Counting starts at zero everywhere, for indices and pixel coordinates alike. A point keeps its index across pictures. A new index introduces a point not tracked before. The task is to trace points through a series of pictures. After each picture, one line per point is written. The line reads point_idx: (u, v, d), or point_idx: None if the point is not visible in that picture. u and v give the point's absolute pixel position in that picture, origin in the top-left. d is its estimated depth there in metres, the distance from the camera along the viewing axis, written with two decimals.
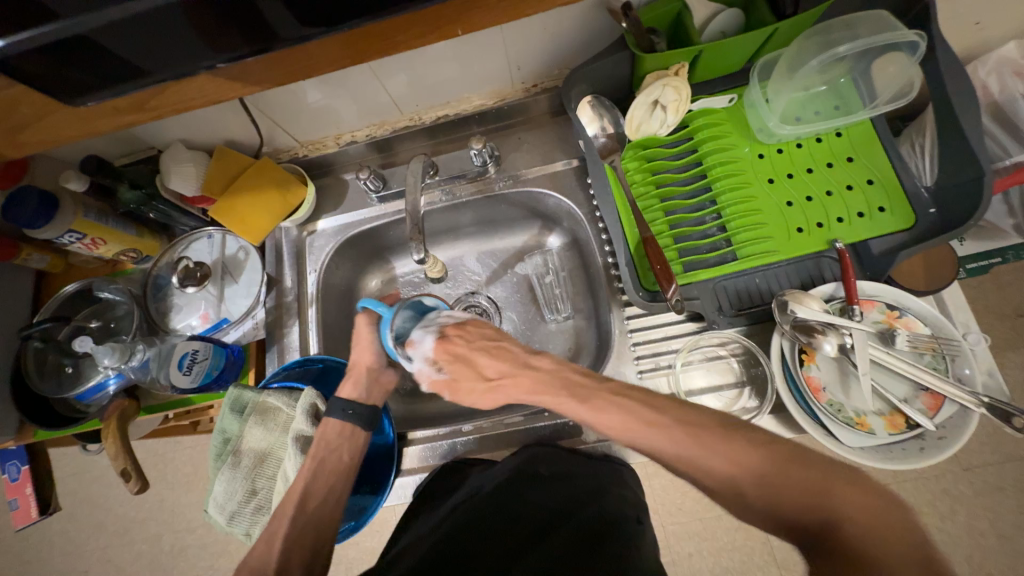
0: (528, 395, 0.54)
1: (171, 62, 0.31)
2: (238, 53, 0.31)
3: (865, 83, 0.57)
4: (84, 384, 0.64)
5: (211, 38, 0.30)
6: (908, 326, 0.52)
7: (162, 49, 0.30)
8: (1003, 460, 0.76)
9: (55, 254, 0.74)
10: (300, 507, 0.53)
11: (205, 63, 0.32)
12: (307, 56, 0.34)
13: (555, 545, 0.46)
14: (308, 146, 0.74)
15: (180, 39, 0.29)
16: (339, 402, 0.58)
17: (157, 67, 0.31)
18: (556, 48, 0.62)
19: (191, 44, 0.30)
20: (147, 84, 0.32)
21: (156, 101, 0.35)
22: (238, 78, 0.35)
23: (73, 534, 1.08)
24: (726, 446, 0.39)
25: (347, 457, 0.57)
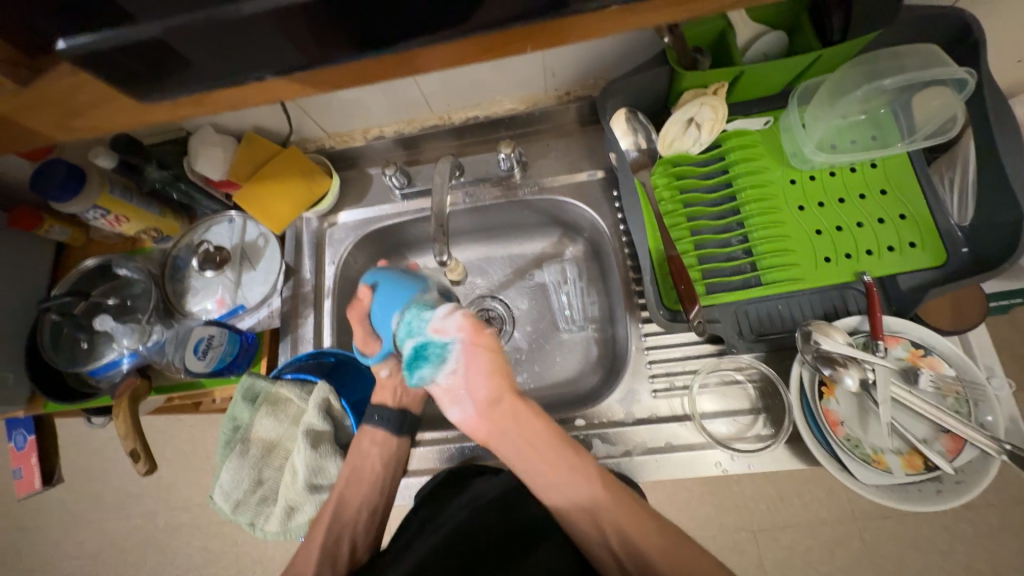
0: (563, 475, 0.50)
1: (220, 74, 0.30)
2: (286, 67, 0.30)
3: (905, 115, 0.56)
4: (96, 360, 0.64)
5: (264, 49, 0.28)
6: (931, 366, 0.52)
7: (217, 56, 0.28)
8: (1007, 501, 0.76)
9: (76, 227, 0.74)
10: (335, 516, 0.57)
11: (253, 75, 0.30)
12: (354, 71, 0.32)
13: (556, 559, 0.48)
14: (336, 138, 0.74)
15: (227, 52, 0.28)
16: (369, 410, 0.60)
17: (211, 68, 0.29)
18: (594, 58, 0.61)
19: (241, 54, 0.28)
20: (190, 90, 0.30)
21: (212, 99, 0.32)
22: (301, 83, 0.32)
23: (69, 504, 1.08)
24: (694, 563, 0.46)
25: (379, 466, 0.59)
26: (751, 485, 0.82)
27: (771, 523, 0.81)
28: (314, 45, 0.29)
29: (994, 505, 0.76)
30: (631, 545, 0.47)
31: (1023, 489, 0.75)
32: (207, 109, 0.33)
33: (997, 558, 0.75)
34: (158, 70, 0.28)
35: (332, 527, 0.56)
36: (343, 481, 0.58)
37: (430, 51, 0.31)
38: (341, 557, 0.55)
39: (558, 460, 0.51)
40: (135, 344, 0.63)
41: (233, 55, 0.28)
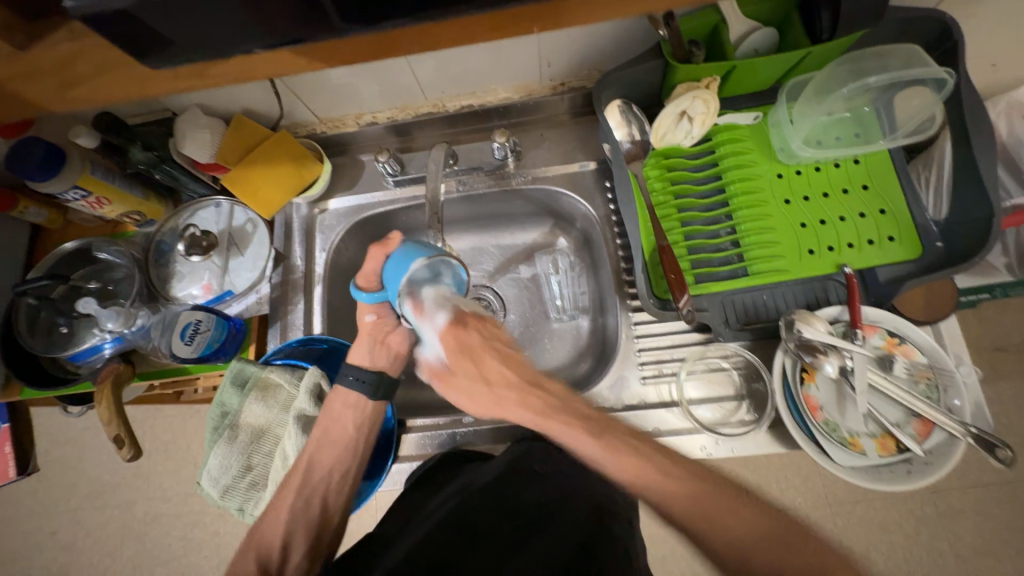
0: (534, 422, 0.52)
1: (215, 47, 0.29)
2: (280, 39, 0.30)
3: (887, 114, 0.59)
4: (77, 345, 0.63)
5: (255, 23, 0.28)
6: (905, 354, 0.54)
7: (205, 30, 0.28)
8: (971, 487, 0.80)
9: (52, 209, 0.72)
10: (305, 480, 0.55)
11: (243, 48, 0.30)
12: (354, 47, 0.32)
13: (550, 542, 0.47)
14: (327, 123, 0.73)
15: (220, 26, 0.28)
16: (345, 369, 0.58)
17: (193, 42, 0.28)
18: (590, 49, 0.62)
19: (231, 27, 0.28)
20: (184, 62, 0.30)
21: (217, 69, 0.32)
22: (299, 55, 0.32)
23: (43, 496, 1.05)
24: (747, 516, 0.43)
25: (351, 430, 0.57)
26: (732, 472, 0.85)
27: None
28: (311, 22, 0.28)
29: (958, 489, 0.80)
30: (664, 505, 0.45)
31: (986, 475, 0.79)
32: (208, 82, 0.33)
33: (959, 539, 0.79)
34: (141, 43, 0.28)
35: (302, 490, 0.55)
36: (315, 447, 0.56)
37: (437, 30, 0.31)
38: (312, 516, 0.55)
39: (523, 412, 0.53)
40: (121, 328, 0.60)
41: (218, 27, 0.28)
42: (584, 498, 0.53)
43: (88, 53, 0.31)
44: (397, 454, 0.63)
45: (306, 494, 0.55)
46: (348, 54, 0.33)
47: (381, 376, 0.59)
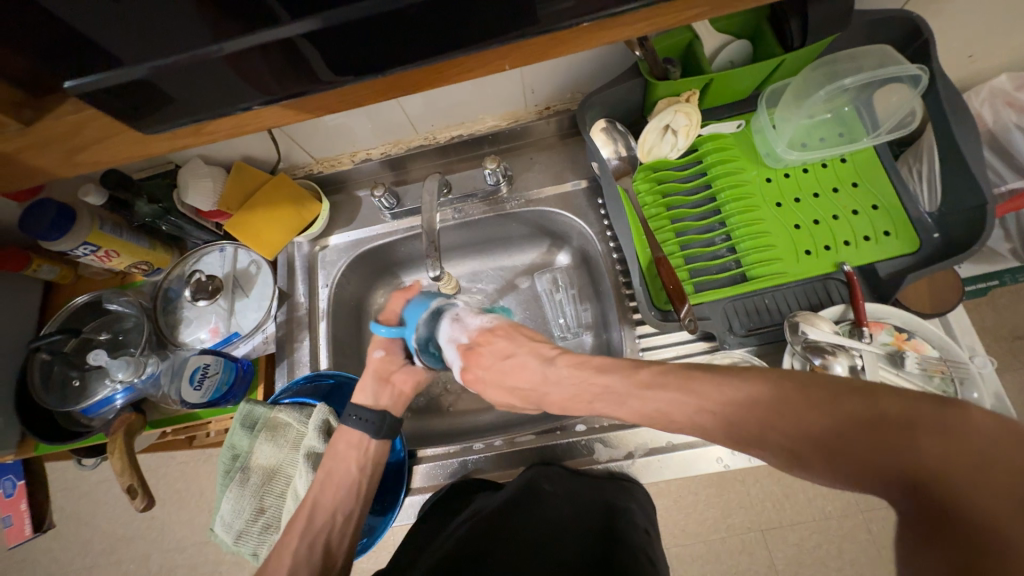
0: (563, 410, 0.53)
1: (215, 103, 0.31)
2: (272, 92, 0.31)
3: (867, 112, 0.60)
4: (89, 398, 0.63)
5: (249, 80, 0.30)
6: (915, 349, 0.53)
7: (203, 91, 0.30)
8: None
9: (64, 265, 0.74)
10: (307, 525, 0.55)
11: (242, 104, 0.32)
12: (343, 94, 0.34)
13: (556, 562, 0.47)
14: (323, 163, 0.75)
15: (217, 84, 0.29)
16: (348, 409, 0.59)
17: (198, 105, 0.31)
18: (571, 74, 0.64)
19: (226, 85, 0.30)
20: (188, 119, 0.32)
21: (215, 126, 0.34)
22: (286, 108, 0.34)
23: (58, 553, 1.05)
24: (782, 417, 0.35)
25: (354, 470, 0.57)
26: (755, 484, 0.82)
27: (778, 521, 0.81)
28: (302, 75, 0.30)
29: None
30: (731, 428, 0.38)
31: None
32: (206, 138, 0.36)
33: None
34: (151, 108, 0.30)
35: (306, 535, 0.54)
36: (319, 490, 0.56)
37: (413, 74, 0.33)
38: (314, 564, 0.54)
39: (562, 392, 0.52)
40: (130, 377, 0.61)
41: (219, 88, 0.30)
42: (598, 517, 0.52)
43: (92, 122, 0.32)
44: (410, 487, 0.62)
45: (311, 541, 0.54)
46: (329, 101, 0.34)
47: (382, 417, 0.59)
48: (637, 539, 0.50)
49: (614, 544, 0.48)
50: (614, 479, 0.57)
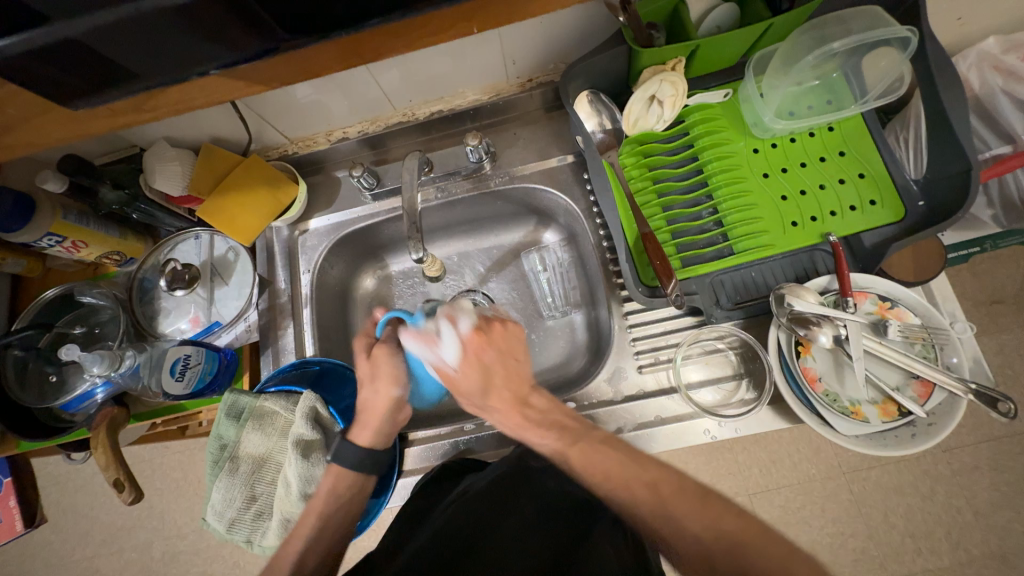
0: (531, 435, 0.48)
1: (160, 69, 0.29)
2: (226, 58, 0.29)
3: (856, 78, 0.58)
4: (68, 393, 0.62)
5: (201, 43, 0.28)
6: (898, 317, 0.54)
7: (150, 57, 0.28)
8: (979, 441, 0.80)
9: (31, 257, 0.70)
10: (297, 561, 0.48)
11: (196, 69, 0.29)
12: (301, 62, 0.32)
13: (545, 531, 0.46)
14: (299, 143, 0.72)
15: (160, 47, 0.27)
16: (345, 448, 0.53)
17: (148, 72, 0.29)
18: (553, 43, 0.61)
19: (172, 51, 0.28)
20: (138, 89, 0.30)
21: (157, 99, 0.32)
22: (246, 77, 0.32)
23: (57, 545, 1.05)
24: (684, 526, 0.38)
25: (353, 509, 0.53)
26: (742, 450, 0.85)
27: (764, 485, 0.84)
28: (255, 34, 0.28)
29: (969, 445, 0.80)
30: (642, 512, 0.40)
31: (992, 427, 0.79)
32: (149, 114, 0.33)
33: (977, 496, 0.79)
34: (93, 79, 0.28)
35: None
36: (321, 498, 0.52)
37: (372, 36, 0.31)
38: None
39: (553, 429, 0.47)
40: (107, 371, 0.58)
41: (167, 51, 0.28)
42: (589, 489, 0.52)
43: (9, 99, 0.29)
44: (402, 469, 0.62)
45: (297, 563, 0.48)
46: (289, 74, 0.33)
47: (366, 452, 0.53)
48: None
49: (601, 516, 0.49)
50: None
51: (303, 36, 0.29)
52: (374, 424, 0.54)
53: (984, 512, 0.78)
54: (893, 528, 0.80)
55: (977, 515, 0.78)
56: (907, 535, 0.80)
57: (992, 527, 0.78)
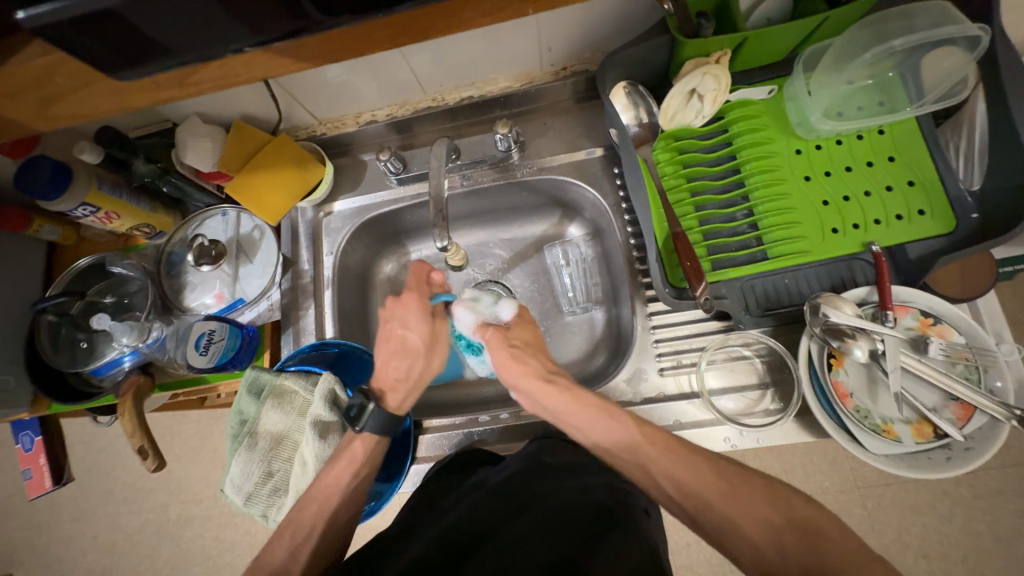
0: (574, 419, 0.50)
1: (201, 44, 0.28)
2: (268, 37, 0.29)
3: (914, 79, 0.55)
4: (99, 359, 0.63)
5: (240, 21, 0.27)
6: (940, 334, 0.51)
7: (187, 31, 0.27)
8: (1008, 465, 0.76)
9: (66, 226, 0.73)
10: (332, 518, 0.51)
11: (234, 46, 0.29)
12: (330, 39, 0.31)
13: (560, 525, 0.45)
14: (327, 124, 0.71)
15: (203, 24, 0.27)
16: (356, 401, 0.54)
17: (183, 47, 0.28)
18: (592, 30, 0.59)
19: (215, 29, 0.27)
20: (179, 63, 0.29)
21: (200, 75, 0.33)
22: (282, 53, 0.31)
23: (80, 501, 1.09)
24: (694, 464, 0.42)
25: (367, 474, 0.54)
26: (756, 458, 0.83)
27: None
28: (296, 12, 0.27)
29: (996, 469, 0.77)
30: (684, 488, 0.42)
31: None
32: (192, 89, 0.34)
33: (1002, 523, 0.76)
34: (132, 55, 0.28)
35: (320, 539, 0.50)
36: (343, 463, 0.52)
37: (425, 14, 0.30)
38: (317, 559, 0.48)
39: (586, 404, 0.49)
40: (135, 342, 0.61)
41: (210, 27, 0.27)
42: (603, 485, 0.51)
43: (61, 67, 0.31)
44: (415, 456, 0.63)
45: (320, 539, 0.49)
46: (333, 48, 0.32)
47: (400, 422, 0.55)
48: (643, 523, 0.47)
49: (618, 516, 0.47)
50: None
51: (336, 16, 0.28)
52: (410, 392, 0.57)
53: (1007, 539, 0.75)
54: (908, 547, 0.78)
55: (999, 541, 0.75)
56: (922, 556, 0.77)
57: (1013, 554, 0.75)
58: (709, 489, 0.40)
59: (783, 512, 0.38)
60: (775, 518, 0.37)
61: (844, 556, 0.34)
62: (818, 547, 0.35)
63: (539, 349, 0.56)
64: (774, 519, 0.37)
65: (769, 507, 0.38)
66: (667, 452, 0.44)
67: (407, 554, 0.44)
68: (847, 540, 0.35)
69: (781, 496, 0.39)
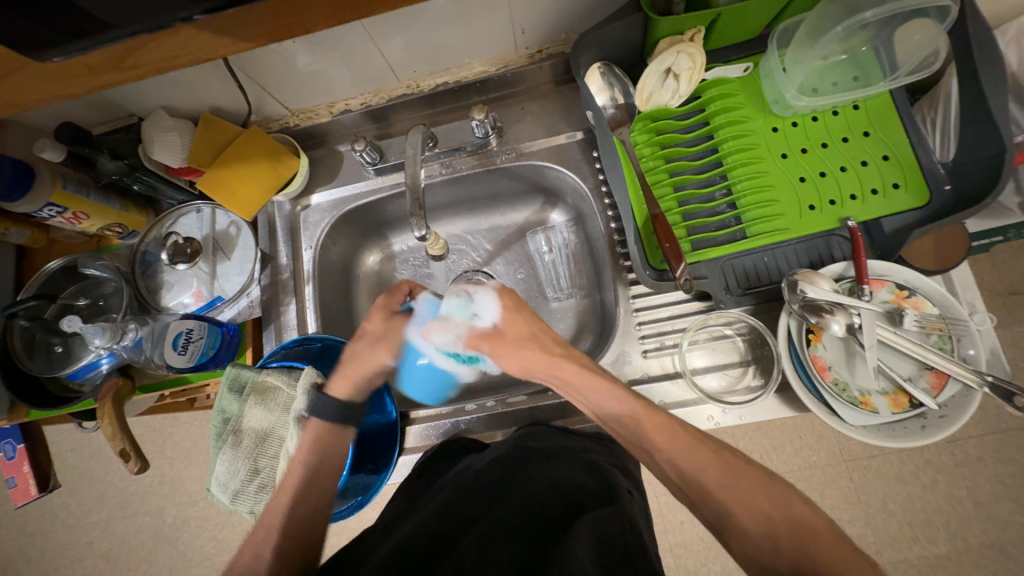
0: (596, 397, 0.48)
1: (144, 12, 0.28)
2: (216, 4, 0.28)
3: (887, 52, 0.55)
4: (74, 363, 0.63)
5: None
6: (915, 306, 0.52)
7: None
8: (986, 433, 0.78)
9: (35, 228, 0.70)
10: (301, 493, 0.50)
11: (183, 14, 0.28)
12: (277, 10, 0.30)
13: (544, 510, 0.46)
14: (300, 115, 0.70)
15: None
16: (331, 403, 0.55)
17: (124, 19, 0.28)
18: (564, 11, 0.58)
19: None
20: (126, 35, 0.29)
21: (135, 57, 0.32)
22: (232, 24, 0.31)
23: (73, 508, 1.08)
24: (695, 454, 0.41)
25: (336, 463, 0.54)
26: (744, 436, 0.85)
27: None
28: None
29: (975, 437, 0.79)
30: (689, 478, 0.40)
31: (1000, 419, 0.78)
32: (128, 72, 0.33)
33: (981, 488, 0.78)
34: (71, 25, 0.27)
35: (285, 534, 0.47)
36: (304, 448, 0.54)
37: None
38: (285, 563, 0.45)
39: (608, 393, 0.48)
40: (108, 344, 0.59)
41: None
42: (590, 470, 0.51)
43: None
44: (403, 447, 0.63)
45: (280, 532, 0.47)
46: (272, 27, 0.32)
47: (343, 403, 0.55)
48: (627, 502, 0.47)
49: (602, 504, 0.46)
50: (589, 440, 0.58)
51: None
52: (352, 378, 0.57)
53: (986, 503, 0.77)
54: (892, 516, 0.80)
55: (978, 506, 0.78)
56: (905, 523, 0.79)
57: (990, 518, 0.77)
58: (704, 477, 0.40)
59: (783, 512, 0.37)
60: (772, 511, 0.37)
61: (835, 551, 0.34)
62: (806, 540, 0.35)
63: (541, 331, 0.54)
64: (772, 514, 0.37)
65: (767, 501, 0.38)
66: (682, 440, 0.43)
67: (392, 540, 0.44)
68: (836, 535, 0.35)
69: (780, 494, 0.38)
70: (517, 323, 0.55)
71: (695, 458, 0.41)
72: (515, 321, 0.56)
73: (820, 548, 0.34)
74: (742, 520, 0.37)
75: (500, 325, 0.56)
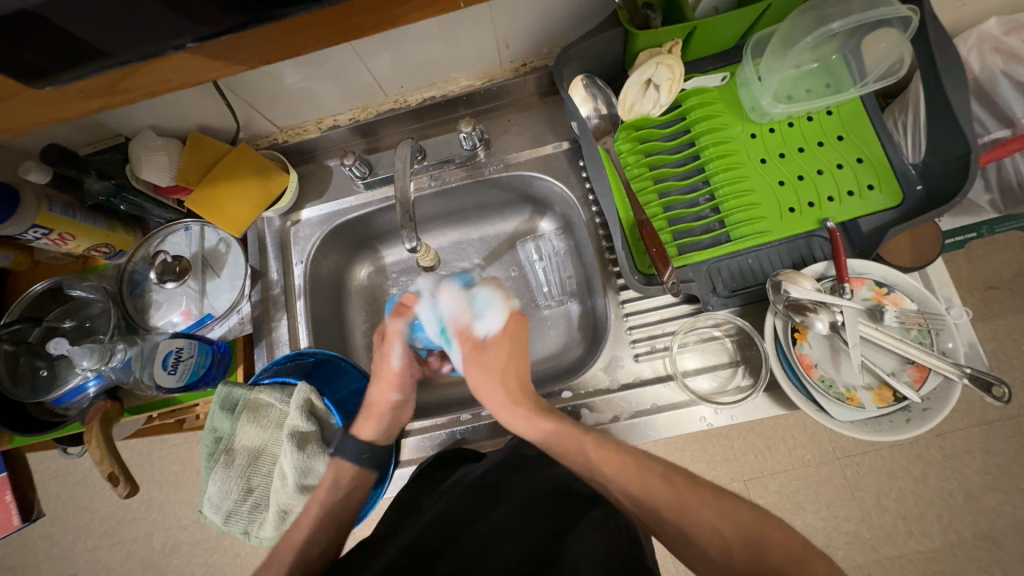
0: (538, 434, 0.50)
1: (135, 41, 0.28)
2: (206, 30, 0.29)
3: (855, 60, 0.57)
4: (61, 387, 0.61)
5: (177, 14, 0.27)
6: (895, 302, 0.53)
7: (116, 28, 0.27)
8: (971, 425, 0.80)
9: (19, 251, 0.69)
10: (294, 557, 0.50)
11: (173, 41, 0.29)
12: (268, 36, 0.31)
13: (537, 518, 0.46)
14: (288, 131, 0.70)
15: (140, 21, 0.27)
16: (355, 444, 0.56)
17: (115, 47, 0.28)
18: (547, 26, 0.60)
19: (150, 22, 0.27)
20: (117, 62, 0.29)
21: (127, 82, 0.33)
22: (222, 50, 0.32)
23: (57, 538, 1.05)
24: (653, 484, 0.45)
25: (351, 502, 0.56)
26: (739, 436, 0.85)
27: (760, 471, 0.85)
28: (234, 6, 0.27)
29: (961, 430, 0.81)
30: (651, 505, 0.44)
31: (983, 410, 0.80)
32: (121, 97, 0.34)
33: (969, 480, 0.79)
34: (62, 54, 0.28)
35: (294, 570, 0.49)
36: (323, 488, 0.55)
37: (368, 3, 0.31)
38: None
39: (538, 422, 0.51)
40: (96, 365, 0.58)
41: (141, 23, 0.27)
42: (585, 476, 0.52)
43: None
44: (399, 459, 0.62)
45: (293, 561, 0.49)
46: (257, 52, 0.33)
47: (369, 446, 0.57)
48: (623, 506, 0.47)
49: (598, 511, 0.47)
50: None
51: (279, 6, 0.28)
52: (376, 416, 0.58)
53: (975, 495, 0.79)
54: (886, 511, 0.81)
55: (969, 498, 0.79)
56: (899, 518, 0.80)
57: (980, 509, 0.79)
58: (656, 493, 0.44)
59: (733, 525, 0.41)
60: (720, 524, 0.41)
61: (783, 556, 0.38)
62: (761, 547, 0.39)
63: (512, 370, 0.56)
64: (722, 528, 0.41)
65: (716, 514, 0.42)
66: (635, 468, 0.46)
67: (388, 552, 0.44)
68: (789, 536, 0.39)
69: (725, 504, 0.43)
70: (494, 354, 0.57)
71: (652, 481, 0.44)
72: (502, 345, 0.58)
73: (773, 549, 0.39)
74: (699, 536, 0.41)
75: (489, 342, 0.58)
